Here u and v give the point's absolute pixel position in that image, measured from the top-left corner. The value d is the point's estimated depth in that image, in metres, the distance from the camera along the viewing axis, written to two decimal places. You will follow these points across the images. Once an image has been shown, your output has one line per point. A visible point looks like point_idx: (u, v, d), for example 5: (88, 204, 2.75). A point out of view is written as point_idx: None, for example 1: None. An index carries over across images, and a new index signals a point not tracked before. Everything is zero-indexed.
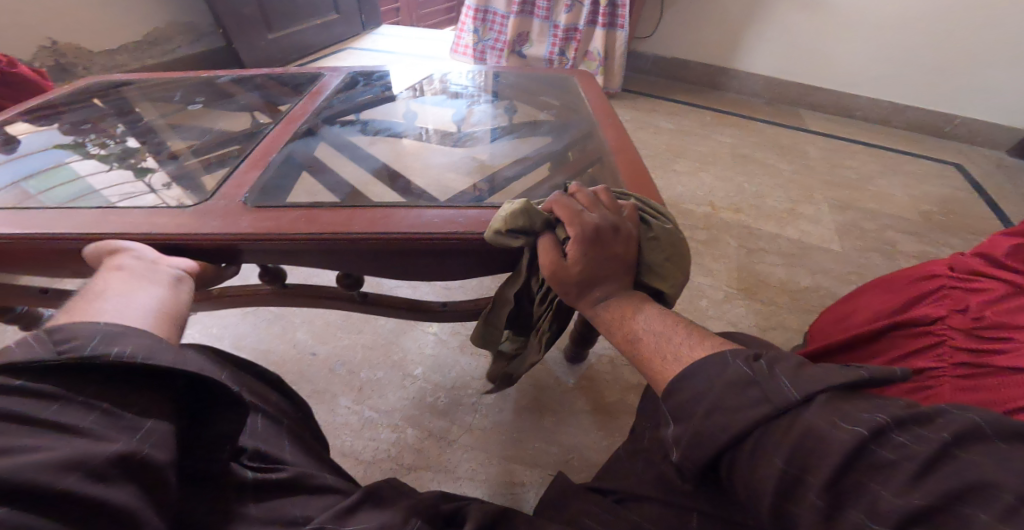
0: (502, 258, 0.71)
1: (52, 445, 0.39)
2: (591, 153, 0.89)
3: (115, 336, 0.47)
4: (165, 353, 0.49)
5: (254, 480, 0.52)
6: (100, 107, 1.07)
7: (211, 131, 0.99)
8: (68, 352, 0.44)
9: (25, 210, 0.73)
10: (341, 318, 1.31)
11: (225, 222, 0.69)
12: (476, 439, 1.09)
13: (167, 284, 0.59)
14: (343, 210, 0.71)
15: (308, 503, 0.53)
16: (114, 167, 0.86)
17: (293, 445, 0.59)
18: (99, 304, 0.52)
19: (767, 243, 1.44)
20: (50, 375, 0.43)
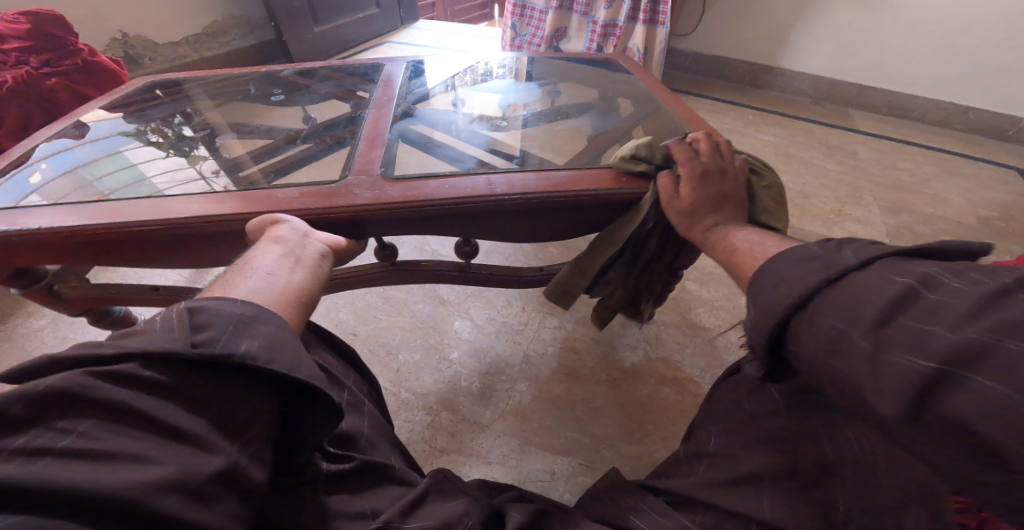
0: (557, 219, 0.73)
1: (159, 458, 0.37)
2: (668, 131, 0.90)
3: (245, 327, 0.44)
4: (287, 351, 0.46)
5: (331, 468, 0.55)
6: (168, 103, 1.10)
7: (274, 131, 1.02)
8: (200, 342, 0.42)
9: (86, 192, 0.77)
10: (381, 301, 1.35)
11: (358, 192, 0.70)
12: (510, 426, 1.11)
13: (311, 268, 0.59)
14: (461, 180, 0.72)
15: (377, 495, 0.57)
16: (170, 155, 0.91)
17: (372, 429, 0.63)
18: (247, 283, 0.53)
19: (812, 243, 1.41)
20: (173, 364, 0.40)
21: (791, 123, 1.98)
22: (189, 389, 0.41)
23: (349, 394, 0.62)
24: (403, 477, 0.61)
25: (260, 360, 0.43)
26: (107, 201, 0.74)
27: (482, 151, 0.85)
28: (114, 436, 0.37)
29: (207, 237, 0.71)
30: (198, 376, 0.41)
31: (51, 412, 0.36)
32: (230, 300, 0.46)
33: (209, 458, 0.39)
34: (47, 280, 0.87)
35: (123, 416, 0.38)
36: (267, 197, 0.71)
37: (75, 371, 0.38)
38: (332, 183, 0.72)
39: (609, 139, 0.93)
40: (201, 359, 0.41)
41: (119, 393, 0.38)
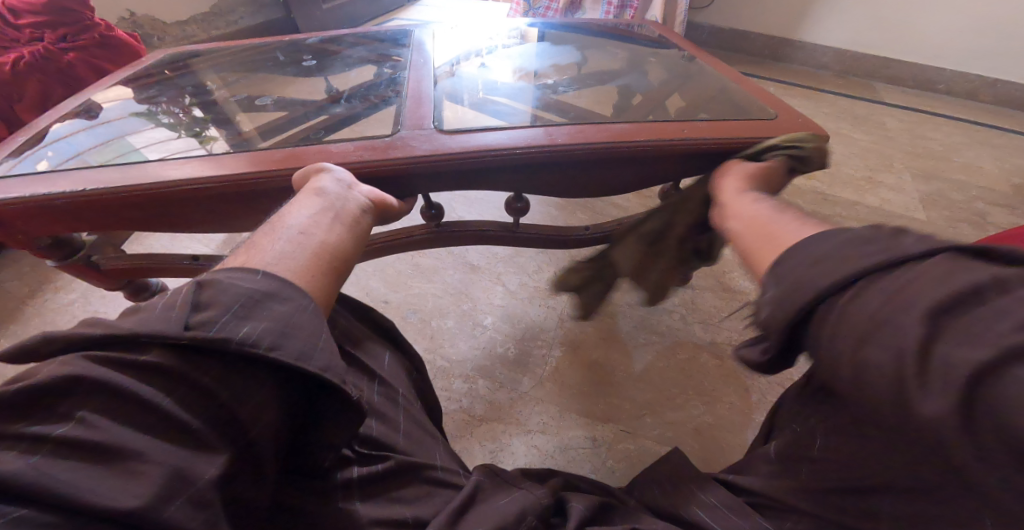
0: (605, 174, 0.69)
1: (154, 458, 0.33)
2: (716, 94, 0.82)
3: (252, 307, 0.39)
4: (299, 337, 0.41)
5: (362, 472, 0.50)
6: (163, 80, 0.95)
7: (291, 100, 0.91)
8: (197, 325, 0.37)
9: (103, 168, 0.69)
10: (410, 267, 1.34)
11: (415, 145, 0.63)
12: (547, 392, 1.10)
13: (349, 224, 0.54)
14: (524, 132, 0.65)
15: (418, 500, 0.51)
16: (183, 134, 0.80)
17: (409, 422, 0.56)
18: (276, 244, 0.48)
19: (845, 210, 1.39)
20: (172, 348, 0.36)
21: (816, 95, 1.93)
22: (189, 377, 0.36)
23: (381, 386, 0.56)
24: (447, 478, 0.54)
25: (264, 346, 0.38)
26: (147, 165, 0.68)
27: (536, 109, 0.76)
28: (110, 428, 0.33)
29: (257, 197, 0.67)
30: (198, 362, 0.37)
31: (44, 397, 0.33)
32: (244, 274, 0.42)
33: (206, 461, 0.35)
34: (85, 250, 0.85)
35: (119, 405, 0.34)
36: (320, 150, 0.66)
37: (73, 354, 0.35)
38: (385, 138, 0.65)
39: (666, 97, 0.86)
40: (198, 344, 0.36)
41: (116, 378, 0.34)
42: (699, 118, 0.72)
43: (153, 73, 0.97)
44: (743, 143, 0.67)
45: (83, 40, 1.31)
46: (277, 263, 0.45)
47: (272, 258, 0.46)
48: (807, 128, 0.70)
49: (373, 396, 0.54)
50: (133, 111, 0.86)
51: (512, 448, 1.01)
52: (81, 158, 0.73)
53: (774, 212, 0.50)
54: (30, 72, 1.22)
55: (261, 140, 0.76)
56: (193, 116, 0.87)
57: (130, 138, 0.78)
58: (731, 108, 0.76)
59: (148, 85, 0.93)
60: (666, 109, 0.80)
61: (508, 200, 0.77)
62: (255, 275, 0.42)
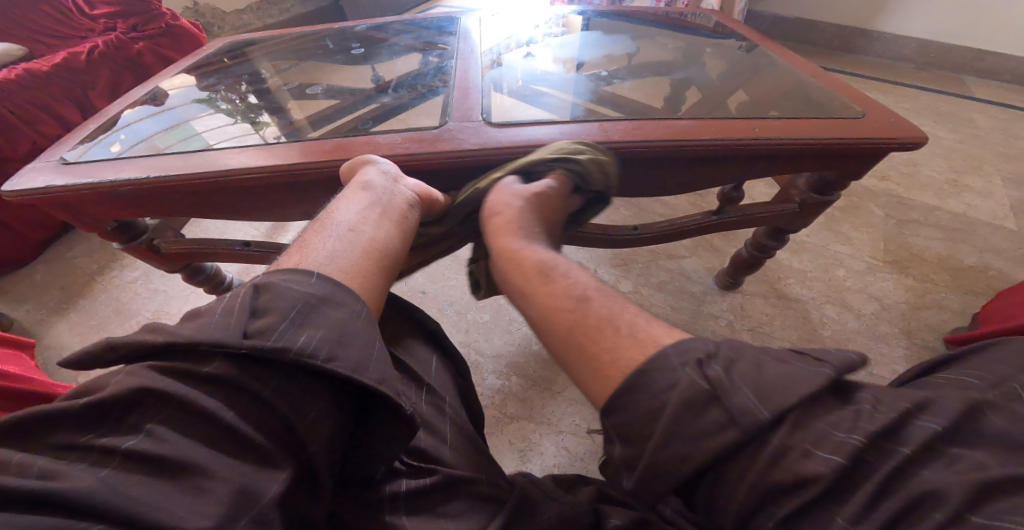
0: (662, 171, 0.64)
1: (218, 473, 0.33)
2: (786, 89, 0.76)
3: (308, 314, 0.40)
4: (353, 346, 0.40)
5: (411, 486, 0.48)
6: (224, 69, 0.96)
7: (338, 88, 0.91)
8: (255, 334, 0.37)
9: (163, 155, 0.70)
10: (450, 258, 1.33)
11: (463, 137, 0.61)
12: (584, 393, 1.07)
13: (397, 220, 0.53)
14: (577, 127, 0.61)
15: (465, 517, 0.48)
16: (238, 121, 0.80)
17: (456, 433, 0.55)
18: (327, 242, 0.48)
19: (922, 214, 1.28)
20: (232, 358, 0.36)
21: (892, 90, 1.78)
22: (249, 388, 0.36)
23: (428, 393, 0.54)
24: (493, 493, 0.52)
25: (320, 356, 0.38)
26: (202, 153, 0.69)
27: (590, 101, 0.72)
28: (176, 441, 0.33)
29: (307, 187, 0.67)
30: (258, 372, 0.37)
31: (114, 409, 0.34)
32: (299, 276, 0.42)
33: (270, 476, 0.35)
34: (147, 234, 0.86)
35: (185, 419, 0.34)
36: (367, 141, 0.64)
37: (136, 366, 0.36)
38: (433, 130, 0.63)
39: (729, 90, 0.80)
40: (256, 353, 0.37)
41: (180, 391, 0.35)
42: (766, 114, 0.67)
43: (211, 61, 0.98)
44: (815, 142, 0.62)
45: (151, 29, 1.35)
46: (330, 262, 0.45)
47: (324, 257, 0.46)
48: (892, 129, 0.63)
49: (421, 404, 0.53)
50: (194, 98, 0.88)
51: (543, 448, 0.99)
52: (150, 142, 0.75)
53: (597, 293, 0.47)
54: (104, 61, 1.28)
55: (311, 128, 0.76)
56: (248, 101, 0.88)
57: (197, 123, 0.79)
58: (805, 106, 0.69)
59: (206, 74, 0.95)
60: (729, 105, 0.74)
61: None
62: (309, 277, 0.42)
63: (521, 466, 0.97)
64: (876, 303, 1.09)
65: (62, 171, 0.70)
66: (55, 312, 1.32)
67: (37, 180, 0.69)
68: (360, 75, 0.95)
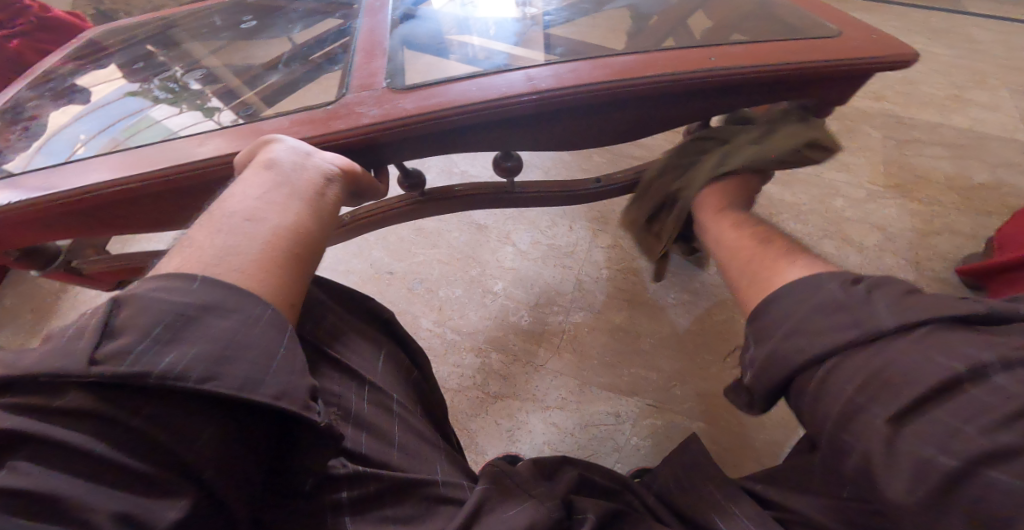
0: (617, 121, 0.55)
1: (95, 505, 0.28)
2: (752, 10, 0.66)
3: (179, 328, 0.33)
4: (243, 361, 0.34)
5: (353, 493, 0.43)
6: (108, 59, 0.84)
7: (235, 66, 0.79)
8: (108, 358, 0.31)
9: (58, 166, 0.60)
10: (414, 233, 1.25)
11: (362, 111, 0.51)
12: (566, 364, 1.01)
13: (310, 199, 0.44)
14: (498, 78, 0.52)
15: (414, 523, 0.44)
16: (185, 108, 0.69)
17: (406, 431, 0.49)
18: (216, 237, 0.39)
19: (925, 133, 1.18)
20: (86, 388, 0.31)
21: (882, 4, 1.63)
22: (117, 418, 0.30)
23: (371, 391, 0.48)
24: (450, 494, 0.47)
25: (194, 377, 0.32)
26: (73, 166, 0.60)
27: (517, 47, 0.62)
28: (41, 474, 0.28)
29: (197, 190, 0.57)
30: (126, 399, 0.31)
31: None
32: (178, 282, 0.35)
33: (166, 505, 0.30)
34: (62, 257, 0.78)
35: (48, 453, 0.29)
36: (252, 129, 0.56)
37: None
38: (328, 105, 0.53)
39: (685, 15, 0.69)
40: (110, 382, 0.31)
41: (35, 427, 0.29)
42: (727, 41, 0.57)
43: (92, 51, 0.86)
44: (786, 70, 0.52)
45: (24, 24, 1.14)
46: (220, 262, 0.37)
47: (212, 257, 0.37)
48: (877, 49, 0.54)
49: (362, 405, 0.46)
50: (129, 90, 0.77)
51: (530, 426, 0.94)
52: (110, 135, 0.66)
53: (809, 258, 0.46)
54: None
55: (249, 87, 0.71)
56: (190, 88, 0.76)
57: (152, 111, 0.70)
58: (774, 26, 0.60)
59: (91, 62, 0.84)
60: (686, 33, 0.64)
61: (497, 156, 0.65)
62: (191, 282, 0.35)
63: (510, 447, 0.92)
64: (880, 232, 1.00)
65: None
66: (32, 335, 1.26)
67: None
68: (262, 46, 0.83)
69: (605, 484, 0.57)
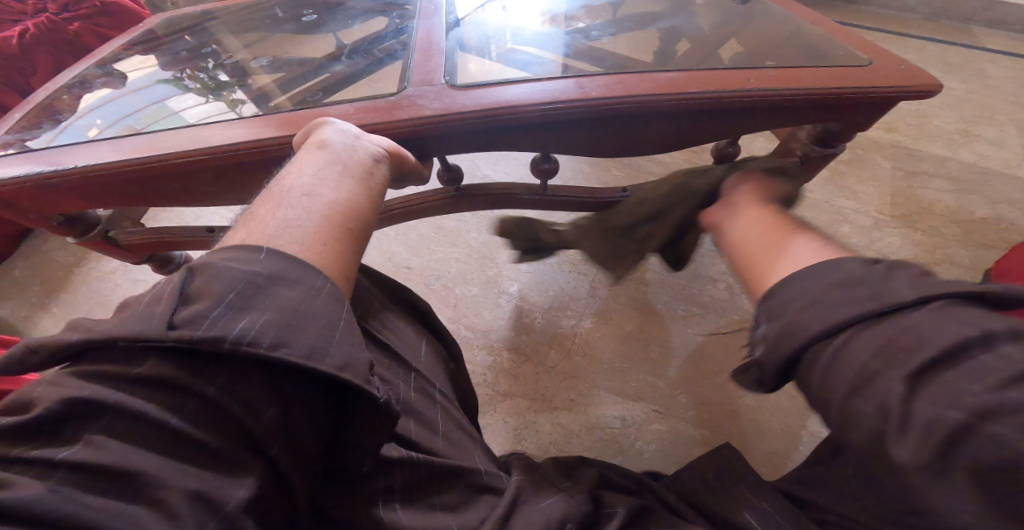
0: (657, 131, 0.58)
1: (170, 481, 0.30)
2: (787, 38, 0.70)
3: (250, 296, 0.35)
4: (306, 330, 0.35)
5: (402, 477, 0.45)
6: (176, 48, 0.88)
7: (285, 58, 0.83)
8: (186, 323, 0.33)
9: (121, 138, 0.63)
10: (433, 231, 1.28)
11: (422, 103, 0.55)
12: (576, 368, 1.03)
13: (361, 177, 0.47)
14: (549, 84, 0.55)
15: (459, 510, 0.47)
16: (210, 101, 0.71)
17: (447, 421, 0.52)
18: (280, 210, 0.42)
19: (932, 166, 1.22)
20: (165, 356, 0.32)
21: (900, 37, 1.69)
22: (193, 388, 0.32)
23: (415, 378, 0.51)
24: (491, 482, 0.50)
25: (264, 343, 0.34)
26: (138, 138, 0.62)
27: (566, 57, 0.66)
28: (118, 447, 0.30)
29: (253, 169, 0.60)
30: (201, 369, 0.33)
31: (41, 421, 0.30)
32: (245, 254, 0.37)
33: (234, 481, 0.32)
34: (101, 226, 0.79)
35: (124, 426, 0.30)
36: (317, 114, 0.59)
37: (61, 374, 0.32)
38: (389, 97, 0.56)
39: (722, 41, 0.73)
40: (186, 347, 0.32)
41: (114, 398, 0.31)
42: (764, 64, 0.61)
43: (156, 37, 0.89)
44: (818, 95, 0.56)
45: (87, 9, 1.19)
46: (283, 233, 0.40)
47: (276, 228, 0.40)
48: (906, 78, 0.58)
49: (408, 391, 0.49)
50: (159, 79, 0.80)
51: (537, 426, 0.96)
52: (129, 122, 0.68)
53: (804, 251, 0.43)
54: (37, 44, 1.14)
55: (281, 92, 0.71)
56: (219, 79, 0.79)
57: (173, 102, 0.72)
58: (807, 54, 0.63)
59: (149, 50, 0.87)
60: (722, 56, 0.68)
61: (535, 159, 0.68)
62: (258, 254, 0.37)
63: (517, 445, 0.94)
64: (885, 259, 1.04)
65: None
66: (41, 307, 1.27)
67: None
68: (312, 41, 0.86)
69: (623, 483, 0.59)
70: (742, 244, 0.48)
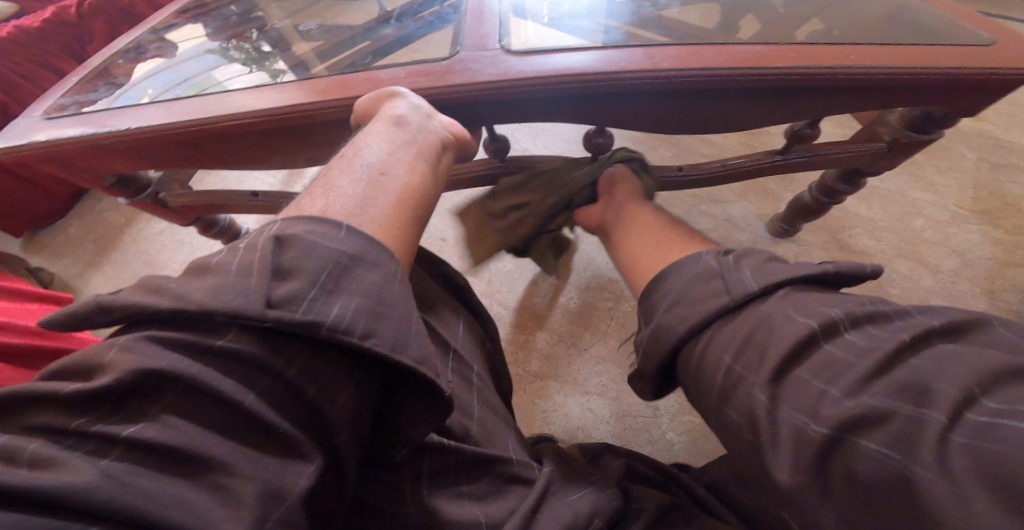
0: (725, 108, 0.54)
1: (240, 469, 0.29)
2: (878, 13, 0.64)
3: (339, 278, 0.34)
4: (393, 320, 0.34)
5: (431, 464, 0.44)
6: (222, 14, 0.86)
7: (333, 24, 0.80)
8: (282, 302, 0.31)
9: (172, 101, 0.62)
10: (470, 204, 1.26)
11: (479, 68, 0.52)
12: (610, 350, 1.01)
13: (431, 163, 0.46)
14: (617, 53, 0.51)
15: (490, 498, 0.46)
16: (255, 69, 0.70)
17: (483, 407, 0.50)
18: (354, 185, 0.40)
19: (1020, 159, 1.12)
20: (252, 332, 0.31)
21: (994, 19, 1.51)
22: (271, 368, 0.31)
23: (456, 361, 0.49)
24: (523, 473, 0.48)
25: (356, 332, 0.32)
26: (191, 100, 0.61)
27: (631, 25, 0.62)
28: (190, 428, 0.29)
29: (301, 132, 0.59)
30: (286, 349, 0.32)
31: (112, 390, 0.29)
32: (328, 229, 0.35)
33: (298, 469, 0.31)
34: (153, 188, 0.80)
35: (195, 407, 0.29)
36: (367, 77, 0.57)
37: (134, 336, 0.30)
38: (442, 61, 0.53)
39: (801, 13, 0.67)
40: (281, 327, 0.31)
41: (191, 372, 0.29)
42: (862, 39, 0.55)
43: (201, 3, 0.88)
44: (923, 74, 0.50)
45: None
46: (360, 211, 0.38)
47: (353, 204, 0.39)
48: None
49: (450, 372, 0.47)
50: (208, 48, 0.78)
51: (568, 409, 0.95)
52: (179, 90, 0.66)
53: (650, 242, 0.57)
54: (94, 13, 1.16)
55: (318, 61, 0.69)
56: (262, 50, 0.77)
57: (218, 72, 0.71)
58: (910, 31, 0.57)
59: (197, 17, 0.86)
60: (800, 31, 0.62)
61: (588, 133, 0.65)
62: (339, 230, 0.36)
63: (546, 428, 0.93)
64: (957, 258, 0.97)
65: (39, 127, 0.63)
66: (92, 264, 1.32)
67: (25, 133, 0.63)
68: (358, 7, 0.84)
69: (649, 473, 0.57)
70: (644, 243, 0.57)
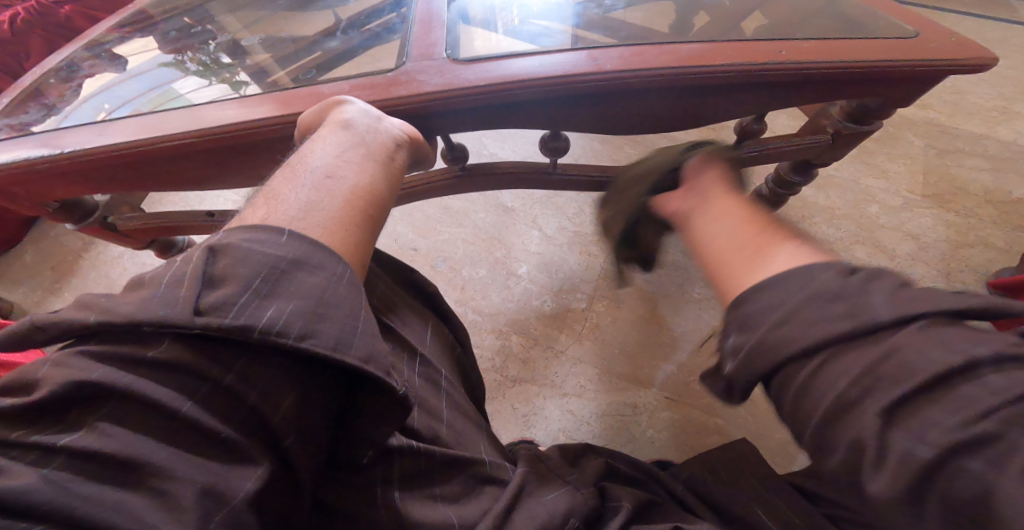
0: (676, 107, 0.54)
1: (182, 474, 0.28)
2: (817, 7, 0.65)
3: (276, 281, 0.33)
4: (335, 319, 0.33)
5: (400, 469, 0.43)
6: (163, 28, 0.84)
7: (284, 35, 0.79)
8: (211, 309, 0.30)
9: (110, 121, 0.60)
10: (440, 212, 1.25)
11: (423, 79, 0.51)
12: (587, 350, 1.01)
13: (383, 162, 0.44)
14: (563, 56, 0.52)
15: (460, 500, 0.45)
16: (214, 81, 0.68)
17: (452, 411, 0.49)
18: (299, 191, 0.39)
19: (966, 144, 1.16)
20: (183, 339, 0.30)
21: (936, 13, 1.57)
22: (207, 374, 0.30)
23: (422, 364, 0.48)
24: (495, 474, 0.48)
25: (293, 333, 0.32)
26: (131, 120, 0.59)
27: (578, 28, 0.62)
28: (126, 436, 0.28)
29: (247, 150, 0.57)
30: (221, 355, 0.30)
31: (43, 404, 0.28)
32: (266, 235, 0.34)
33: (245, 475, 0.30)
34: (100, 212, 0.78)
35: (131, 415, 0.28)
36: (311, 92, 0.56)
37: (64, 351, 0.29)
38: (386, 73, 0.53)
39: (745, 9, 0.68)
40: (212, 333, 0.30)
41: (124, 381, 0.28)
42: (796, 34, 0.56)
43: (141, 17, 0.86)
44: (859, 66, 0.52)
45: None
46: (304, 216, 0.37)
47: (296, 210, 0.38)
48: (956, 51, 0.53)
49: (414, 376, 0.47)
50: (163, 62, 0.76)
51: (548, 412, 0.94)
52: (134, 106, 0.64)
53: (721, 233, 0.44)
54: (29, 29, 1.14)
55: (280, 67, 0.68)
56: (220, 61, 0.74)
57: (177, 84, 0.69)
58: (844, 25, 0.58)
59: (141, 30, 0.83)
60: (746, 28, 0.62)
61: (544, 137, 0.65)
62: (280, 235, 0.35)
63: (525, 432, 0.93)
64: (913, 242, 1.00)
65: None
66: (49, 294, 1.27)
67: None
68: (308, 18, 0.82)
69: (628, 472, 0.57)
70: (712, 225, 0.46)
